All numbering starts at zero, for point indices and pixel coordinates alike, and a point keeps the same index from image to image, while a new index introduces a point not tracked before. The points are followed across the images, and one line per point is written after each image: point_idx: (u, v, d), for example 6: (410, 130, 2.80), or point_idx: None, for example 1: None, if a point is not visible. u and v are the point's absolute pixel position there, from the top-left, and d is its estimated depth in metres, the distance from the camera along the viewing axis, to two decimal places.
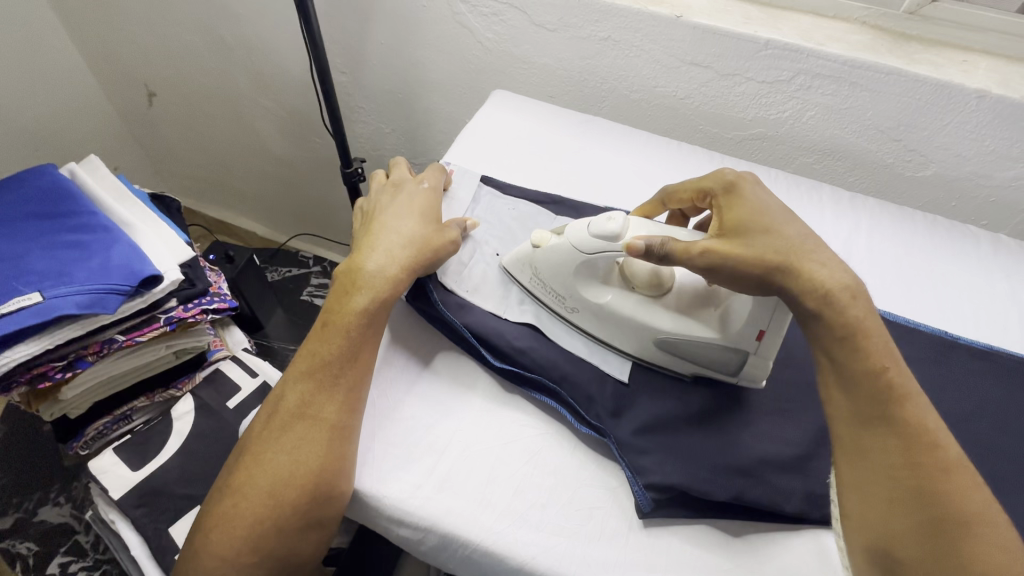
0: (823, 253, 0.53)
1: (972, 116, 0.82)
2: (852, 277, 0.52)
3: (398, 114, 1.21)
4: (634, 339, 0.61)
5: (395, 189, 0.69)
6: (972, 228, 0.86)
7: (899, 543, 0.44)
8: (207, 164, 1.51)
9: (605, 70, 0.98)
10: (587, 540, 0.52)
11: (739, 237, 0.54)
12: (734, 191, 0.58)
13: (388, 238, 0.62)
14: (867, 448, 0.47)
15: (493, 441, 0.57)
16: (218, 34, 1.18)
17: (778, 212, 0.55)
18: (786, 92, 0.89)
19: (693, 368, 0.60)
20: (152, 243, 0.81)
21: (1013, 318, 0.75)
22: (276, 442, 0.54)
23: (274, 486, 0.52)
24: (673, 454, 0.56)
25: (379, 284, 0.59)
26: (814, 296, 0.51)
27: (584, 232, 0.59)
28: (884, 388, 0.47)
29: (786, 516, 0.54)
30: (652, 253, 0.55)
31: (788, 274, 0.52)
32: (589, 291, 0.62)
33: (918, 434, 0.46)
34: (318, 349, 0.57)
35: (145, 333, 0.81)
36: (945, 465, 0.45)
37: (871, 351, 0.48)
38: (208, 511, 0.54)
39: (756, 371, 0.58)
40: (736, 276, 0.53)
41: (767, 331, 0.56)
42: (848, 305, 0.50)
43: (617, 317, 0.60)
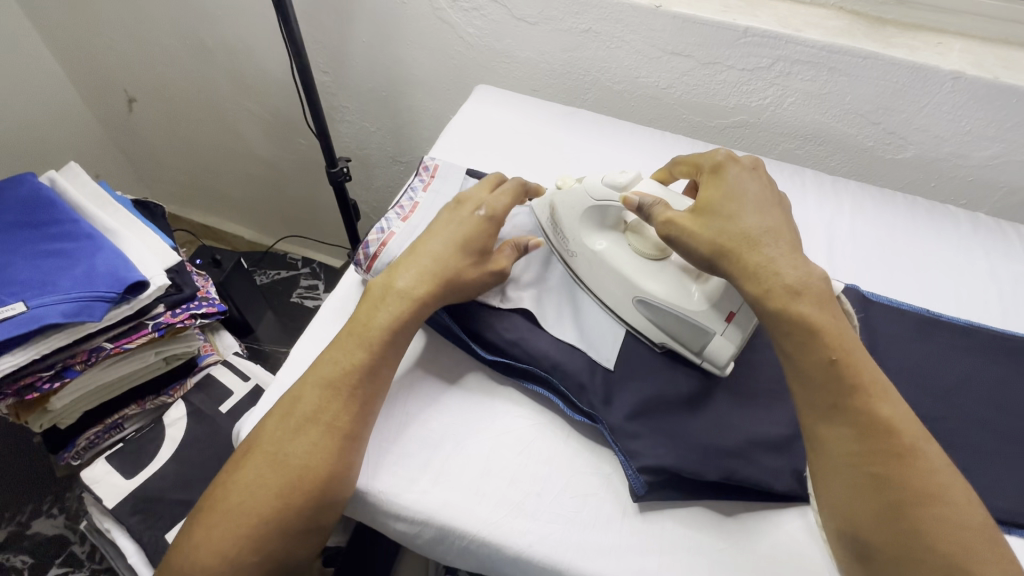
0: (777, 248, 0.52)
1: (948, 98, 0.83)
2: (801, 274, 0.50)
3: (382, 113, 1.21)
4: (613, 292, 0.63)
5: (455, 210, 0.64)
6: (952, 208, 0.88)
7: (862, 528, 0.45)
8: (191, 169, 1.50)
9: (588, 62, 0.98)
10: (582, 526, 0.53)
11: (702, 216, 0.55)
12: (719, 173, 0.59)
13: (425, 260, 0.60)
14: (827, 437, 0.47)
15: (487, 433, 0.58)
16: (197, 37, 1.17)
17: (748, 202, 0.55)
18: (766, 79, 0.90)
19: (661, 338, 0.61)
20: (136, 249, 0.80)
21: (993, 295, 0.77)
22: (289, 444, 0.53)
23: (284, 487, 0.51)
24: (664, 438, 0.56)
25: (406, 300, 0.58)
26: (754, 284, 0.51)
27: (598, 179, 0.61)
28: (836, 378, 0.47)
29: (776, 495, 0.55)
30: (639, 208, 0.58)
31: (733, 261, 0.52)
32: (587, 237, 0.64)
33: (873, 423, 0.46)
34: (340, 357, 0.56)
35: (133, 340, 0.80)
36: (900, 450, 0.45)
37: (822, 341, 0.48)
38: (208, 504, 0.53)
39: (719, 352, 0.58)
40: (684, 249, 0.55)
41: (736, 315, 0.57)
42: (787, 303, 0.49)
43: (605, 266, 0.62)
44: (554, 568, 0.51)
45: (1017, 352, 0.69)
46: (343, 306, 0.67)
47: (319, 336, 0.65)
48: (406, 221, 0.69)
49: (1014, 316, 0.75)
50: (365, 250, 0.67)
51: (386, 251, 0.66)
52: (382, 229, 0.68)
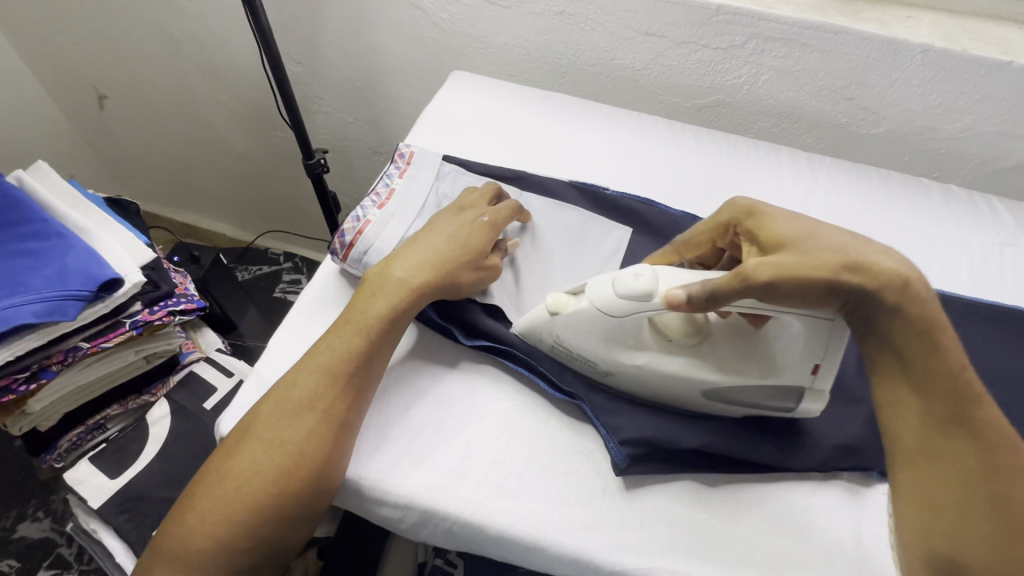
0: (875, 246, 0.49)
1: (919, 71, 0.84)
2: (911, 268, 0.47)
3: (358, 103, 1.19)
4: (673, 389, 0.57)
5: (457, 214, 0.65)
6: (925, 181, 0.89)
7: (965, 546, 0.44)
8: (167, 167, 1.47)
9: (564, 45, 0.98)
10: (564, 503, 0.53)
11: (788, 246, 0.49)
12: (757, 216, 0.53)
13: (426, 252, 0.60)
14: (938, 450, 0.46)
15: (469, 415, 0.58)
16: (166, 29, 1.14)
17: (812, 220, 0.51)
18: (740, 58, 0.90)
19: (745, 411, 0.57)
20: (110, 246, 0.79)
21: (964, 264, 0.78)
22: (284, 430, 0.52)
23: (278, 473, 0.50)
24: (643, 414, 0.57)
25: (403, 290, 0.58)
26: (881, 287, 0.46)
27: (611, 294, 0.53)
28: (959, 389, 0.46)
29: (755, 467, 0.56)
30: (692, 301, 0.49)
31: (866, 273, 0.46)
32: (621, 354, 0.56)
33: (993, 438, 0.45)
34: (337, 345, 0.56)
35: (110, 338, 0.79)
36: (1015, 469, 0.45)
37: (945, 350, 0.46)
38: (196, 490, 0.52)
39: (812, 402, 0.56)
40: (799, 290, 0.47)
41: (822, 364, 0.54)
42: (921, 300, 0.46)
43: (659, 373, 0.56)
44: (537, 545, 0.52)
45: (986, 318, 0.71)
46: (320, 296, 0.67)
47: (296, 326, 0.64)
48: (382, 209, 0.69)
49: (984, 284, 0.77)
50: (340, 238, 0.66)
51: (362, 239, 0.66)
52: (358, 218, 0.67)
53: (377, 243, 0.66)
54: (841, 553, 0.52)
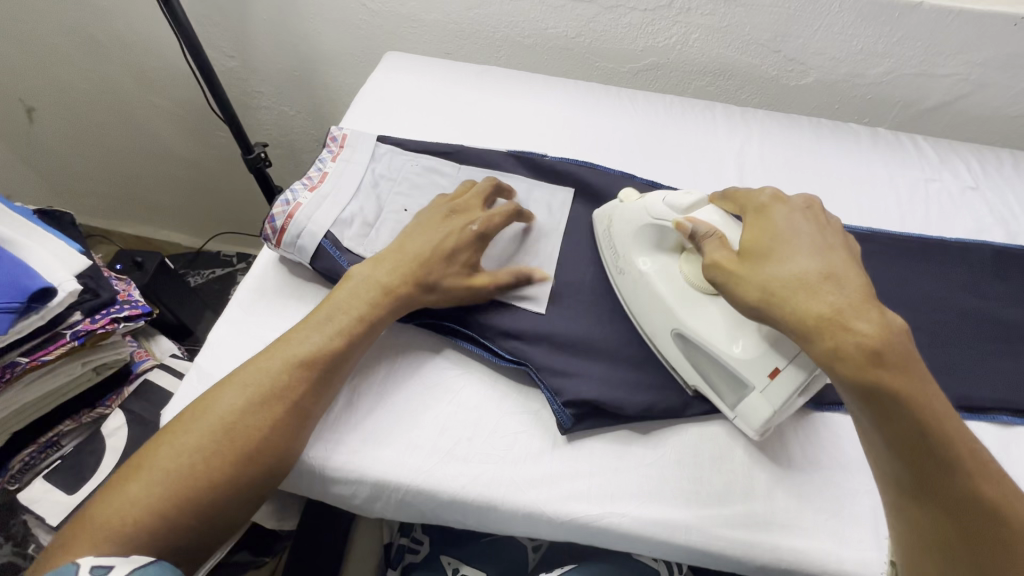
0: (842, 295, 0.45)
1: (839, 18, 0.86)
2: (879, 325, 0.44)
3: (298, 94, 1.17)
4: (654, 320, 0.59)
5: (450, 219, 0.63)
6: (853, 126, 0.92)
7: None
8: (108, 178, 1.42)
9: (495, 18, 0.97)
10: (514, 462, 0.54)
11: (754, 258, 0.50)
12: (765, 215, 0.54)
13: (413, 253, 0.60)
14: (912, 515, 0.46)
15: (417, 388, 0.58)
16: (85, 32, 1.10)
17: (805, 243, 0.50)
18: (669, 18, 0.91)
19: (695, 381, 0.57)
20: (40, 257, 0.76)
21: (892, 202, 0.82)
22: (250, 416, 0.51)
23: (240, 458, 0.49)
24: (588, 372, 0.58)
25: (383, 289, 0.58)
26: (822, 350, 0.45)
27: (659, 197, 0.59)
28: (931, 458, 0.44)
29: (697, 411, 0.57)
30: (695, 236, 0.55)
31: (785, 310, 0.46)
32: (637, 253, 0.61)
33: (979, 506, 0.44)
34: (315, 336, 0.55)
35: (51, 351, 0.77)
36: (999, 534, 0.44)
37: (920, 421, 0.43)
38: (143, 455, 0.50)
39: (755, 411, 0.53)
40: (731, 296, 0.50)
41: (782, 372, 0.51)
42: (868, 368, 0.43)
43: (647, 288, 0.59)
44: (490, 505, 0.52)
45: (913, 251, 0.74)
46: (258, 285, 0.66)
47: (237, 317, 0.64)
48: (314, 191, 0.68)
49: (912, 219, 0.80)
50: (271, 223, 0.65)
51: (294, 222, 0.65)
52: (288, 201, 0.66)
53: (310, 225, 0.65)
54: (784, 481, 0.55)
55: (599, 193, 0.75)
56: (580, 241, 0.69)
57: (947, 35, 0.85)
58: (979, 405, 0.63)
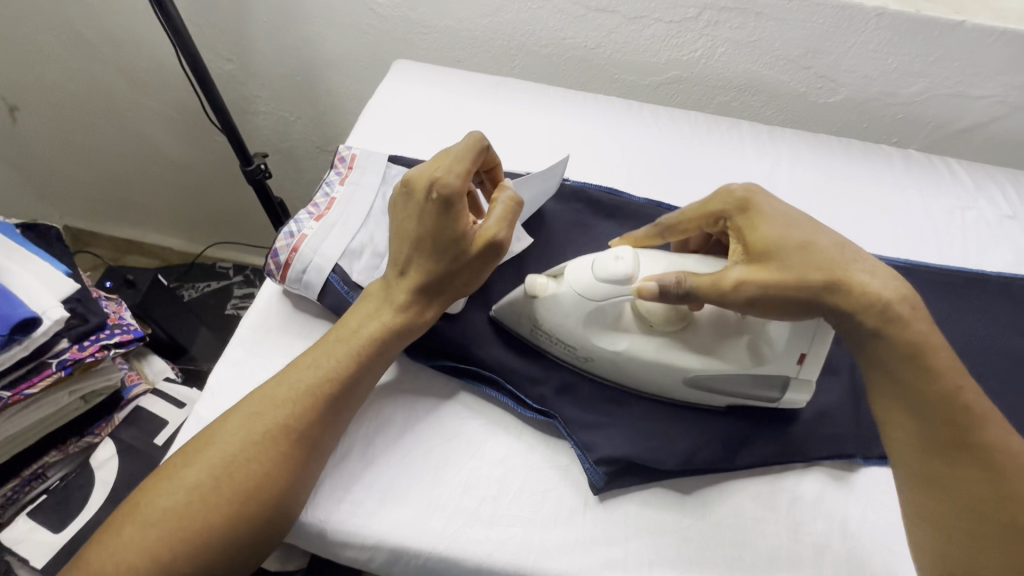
0: (866, 260, 0.47)
1: (874, 35, 0.82)
2: (901, 284, 0.47)
3: (299, 100, 1.11)
4: (656, 377, 0.53)
5: (440, 210, 0.51)
6: (884, 148, 0.88)
7: (979, 568, 0.43)
8: (98, 181, 1.36)
9: (511, 26, 0.92)
10: (543, 525, 0.50)
11: (770, 263, 0.47)
12: (749, 214, 0.50)
13: (407, 257, 0.53)
14: (936, 476, 0.45)
15: (437, 441, 0.54)
16: (73, 29, 1.03)
17: (804, 225, 0.48)
18: (695, 31, 0.87)
19: (727, 399, 0.55)
20: (23, 281, 0.70)
21: (928, 231, 0.78)
22: (253, 450, 0.46)
23: (239, 495, 0.45)
24: (623, 422, 0.54)
25: (394, 307, 0.53)
26: (861, 309, 0.46)
27: (589, 276, 0.51)
28: (954, 413, 0.44)
29: (738, 468, 0.54)
30: (667, 294, 0.48)
31: (839, 292, 0.46)
32: (600, 338, 0.53)
33: (1002, 463, 0.44)
34: (325, 362, 0.51)
35: (35, 383, 0.71)
36: (1022, 493, 0.43)
37: (942, 369, 0.45)
38: (144, 490, 0.46)
39: (798, 392, 0.53)
40: (772, 303, 0.47)
41: (808, 354, 0.51)
42: (901, 328, 0.45)
43: (640, 361, 0.52)
44: (519, 573, 0.48)
45: (953, 286, 0.71)
46: (261, 322, 0.61)
47: (238, 357, 0.59)
48: (321, 220, 0.63)
49: (949, 251, 0.76)
50: (274, 257, 0.61)
51: (300, 256, 0.60)
52: (292, 232, 0.61)
53: (317, 259, 0.60)
54: (830, 546, 0.51)
55: (625, 221, 0.71)
56: None
57: (985, 56, 0.81)
58: None
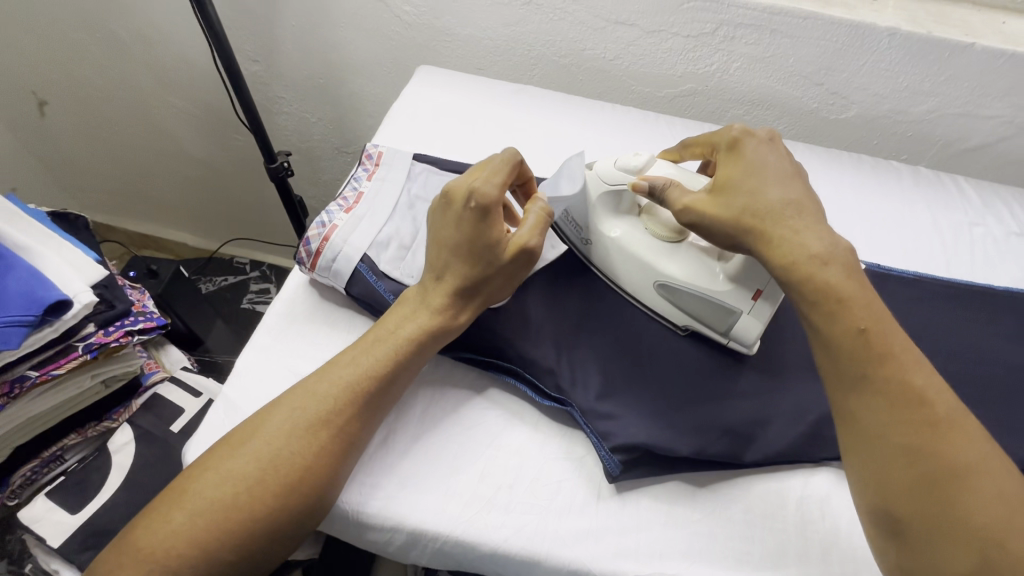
0: (803, 219, 0.50)
1: (887, 55, 0.84)
2: (827, 246, 0.49)
3: (322, 102, 1.14)
4: (635, 276, 0.61)
5: (476, 217, 0.53)
6: (894, 164, 0.90)
7: (897, 504, 0.43)
8: (120, 175, 1.39)
9: (532, 36, 0.95)
10: (558, 513, 0.51)
11: (722, 196, 0.53)
12: (736, 149, 0.57)
13: (444, 266, 0.55)
14: (853, 414, 0.46)
15: (456, 429, 0.56)
16: (107, 28, 1.07)
17: (771, 174, 0.53)
18: (711, 45, 0.89)
19: (686, 321, 0.60)
20: (55, 265, 0.72)
21: (936, 245, 0.80)
22: (297, 442, 0.48)
23: (282, 487, 0.47)
24: (636, 415, 0.55)
25: (430, 310, 0.55)
26: (777, 262, 0.49)
27: (611, 164, 0.60)
28: (865, 348, 0.45)
29: (748, 465, 0.55)
30: (654, 192, 0.57)
31: (758, 238, 0.51)
32: (603, 220, 0.62)
33: (907, 393, 0.44)
34: (362, 362, 0.52)
35: (62, 365, 0.73)
36: (935, 422, 0.44)
37: (846, 308, 0.46)
38: (188, 478, 0.48)
39: (745, 333, 0.57)
40: (709, 234, 0.54)
41: (763, 292, 0.57)
42: (814, 273, 0.48)
43: (624, 250, 0.61)
44: (533, 559, 0.50)
45: (961, 299, 0.72)
46: (288, 310, 0.63)
47: (266, 343, 0.61)
48: (350, 212, 0.65)
49: (957, 265, 0.78)
50: (306, 246, 0.63)
51: (330, 245, 0.62)
52: (324, 223, 0.64)
53: (346, 248, 0.62)
54: (838, 543, 0.52)
55: None
56: None
57: (995, 78, 0.84)
58: None
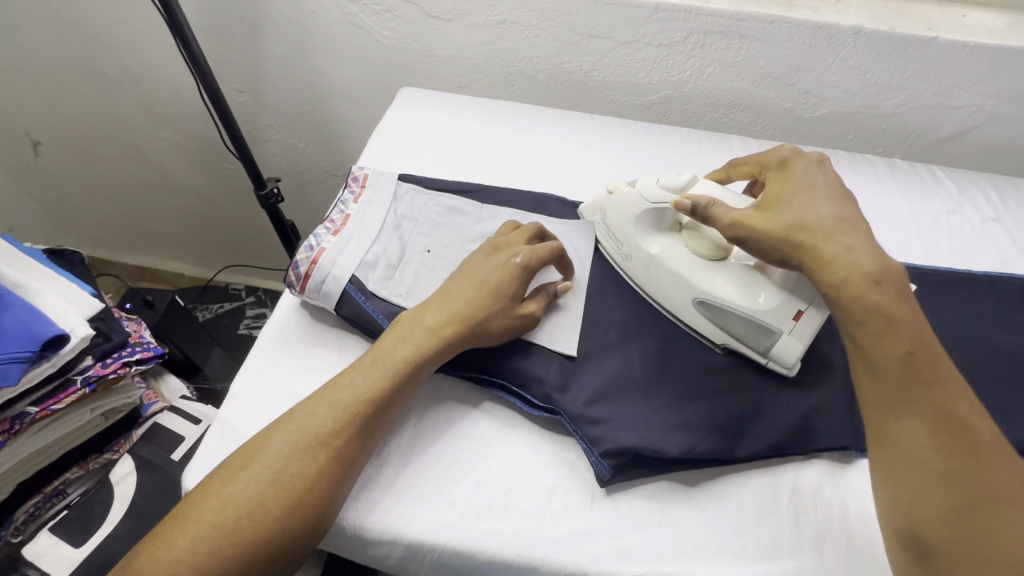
0: (854, 236, 0.51)
1: (853, 53, 0.87)
2: (879, 263, 0.49)
3: (309, 128, 1.17)
4: (675, 294, 0.62)
5: (515, 267, 0.60)
6: (869, 157, 0.92)
7: (930, 525, 0.45)
8: (114, 210, 1.41)
9: (509, 54, 0.98)
10: (553, 519, 0.52)
11: (772, 211, 0.55)
12: (786, 168, 0.59)
13: (456, 300, 0.58)
14: (894, 434, 0.47)
15: (449, 442, 0.57)
16: (96, 68, 1.10)
17: (823, 191, 0.55)
18: (683, 53, 0.92)
19: (724, 338, 0.61)
20: (51, 300, 0.74)
21: (915, 234, 0.81)
22: (297, 464, 0.49)
23: (283, 509, 0.48)
24: (625, 417, 0.56)
25: (430, 332, 0.57)
26: (828, 278, 0.50)
27: (654, 183, 0.63)
28: (912, 372, 0.47)
29: (738, 461, 0.56)
30: (696, 212, 0.57)
31: (808, 251, 0.52)
32: (643, 238, 0.64)
33: (950, 420, 0.46)
34: (361, 385, 0.54)
35: (61, 400, 0.74)
36: (975, 449, 0.45)
37: (901, 331, 0.47)
38: (190, 503, 0.48)
39: (786, 352, 0.57)
40: (755, 246, 0.55)
41: (804, 312, 0.57)
42: (865, 293, 0.48)
43: (663, 266, 0.62)
44: (530, 566, 0.50)
45: (941, 285, 0.74)
46: (280, 333, 0.64)
47: (259, 367, 0.62)
48: (337, 235, 0.67)
49: (936, 252, 0.79)
50: (295, 270, 0.64)
51: (318, 268, 0.64)
52: (312, 246, 0.65)
53: (334, 270, 0.64)
54: (831, 533, 0.53)
55: None
56: (609, 275, 0.68)
57: (960, 69, 0.86)
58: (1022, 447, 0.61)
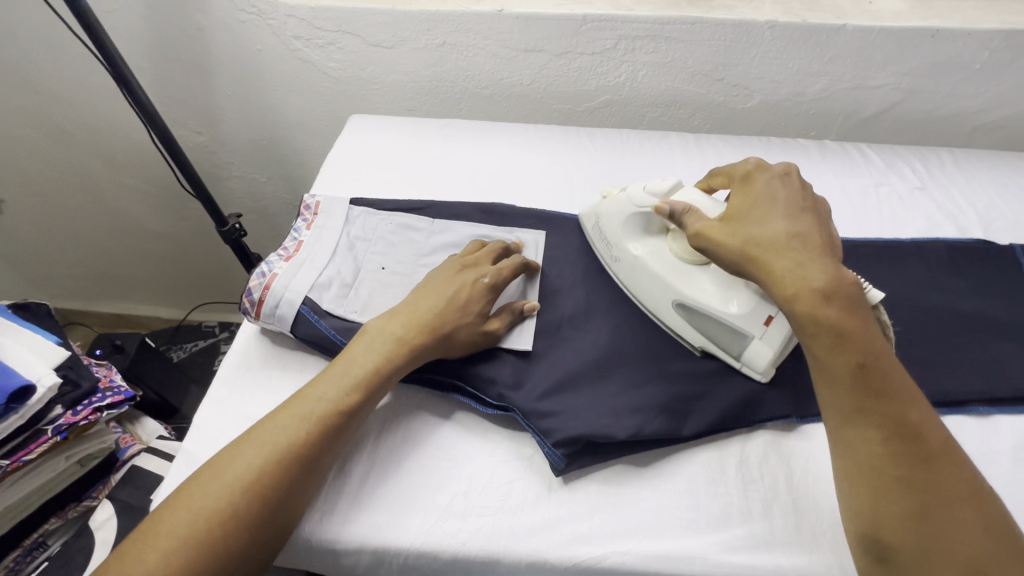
0: (805, 252, 0.52)
1: (772, 45, 0.92)
2: (829, 279, 0.50)
3: (268, 162, 1.19)
4: (655, 293, 0.65)
5: (478, 284, 0.63)
6: (801, 141, 0.97)
7: (888, 530, 0.45)
8: (83, 261, 1.42)
9: (452, 74, 1.02)
10: (512, 511, 0.54)
11: (731, 225, 0.56)
12: (749, 181, 0.60)
13: (422, 312, 0.60)
14: (851, 441, 0.48)
15: (409, 448, 0.59)
16: (52, 123, 1.12)
17: (780, 206, 0.56)
18: (616, 59, 0.96)
19: (701, 341, 0.63)
20: (16, 353, 0.75)
21: (847, 209, 0.85)
22: (268, 477, 0.50)
23: (254, 520, 0.49)
24: (575, 408, 0.58)
25: (395, 344, 0.58)
26: (779, 294, 0.51)
27: (641, 188, 0.67)
28: (863, 382, 0.48)
29: (687, 438, 0.58)
30: (675, 215, 0.61)
31: (759, 267, 0.53)
32: (629, 241, 0.68)
33: (902, 429, 0.47)
34: (327, 396, 0.55)
35: (33, 450, 0.75)
36: (926, 456, 0.46)
37: (852, 340, 0.48)
38: (158, 521, 0.49)
39: (755, 355, 0.60)
40: (715, 259, 0.57)
41: (775, 318, 0.58)
42: (815, 308, 0.49)
43: (646, 269, 0.65)
44: (493, 558, 0.52)
45: (873, 255, 0.78)
46: (241, 361, 0.66)
47: (222, 396, 0.64)
48: (290, 260, 0.69)
49: (867, 224, 0.84)
50: (249, 297, 0.66)
51: (271, 293, 0.66)
52: (264, 273, 0.67)
53: (287, 294, 0.66)
54: (778, 498, 0.55)
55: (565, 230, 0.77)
56: (557, 276, 0.71)
57: (873, 51, 0.91)
58: (957, 398, 0.65)
